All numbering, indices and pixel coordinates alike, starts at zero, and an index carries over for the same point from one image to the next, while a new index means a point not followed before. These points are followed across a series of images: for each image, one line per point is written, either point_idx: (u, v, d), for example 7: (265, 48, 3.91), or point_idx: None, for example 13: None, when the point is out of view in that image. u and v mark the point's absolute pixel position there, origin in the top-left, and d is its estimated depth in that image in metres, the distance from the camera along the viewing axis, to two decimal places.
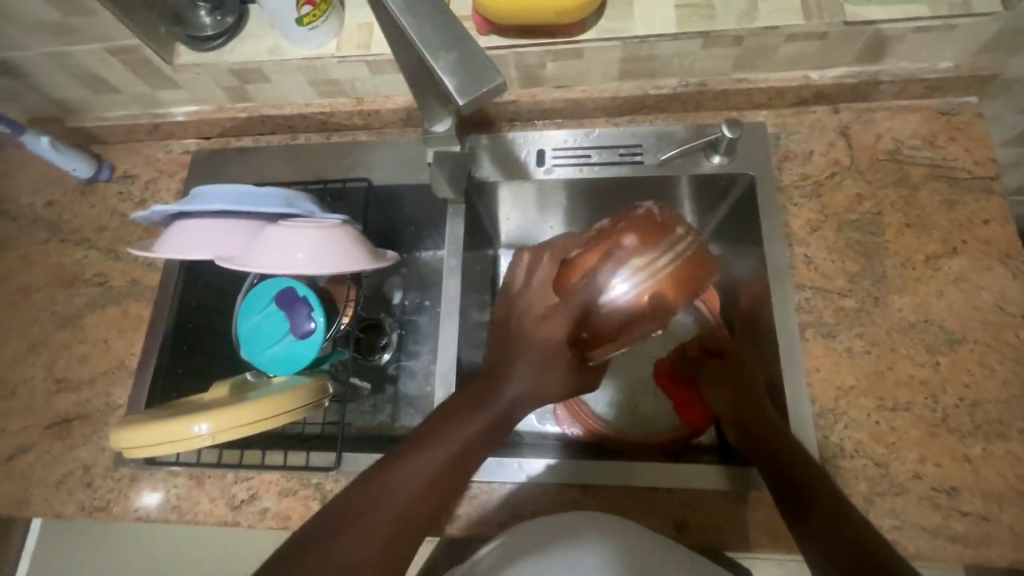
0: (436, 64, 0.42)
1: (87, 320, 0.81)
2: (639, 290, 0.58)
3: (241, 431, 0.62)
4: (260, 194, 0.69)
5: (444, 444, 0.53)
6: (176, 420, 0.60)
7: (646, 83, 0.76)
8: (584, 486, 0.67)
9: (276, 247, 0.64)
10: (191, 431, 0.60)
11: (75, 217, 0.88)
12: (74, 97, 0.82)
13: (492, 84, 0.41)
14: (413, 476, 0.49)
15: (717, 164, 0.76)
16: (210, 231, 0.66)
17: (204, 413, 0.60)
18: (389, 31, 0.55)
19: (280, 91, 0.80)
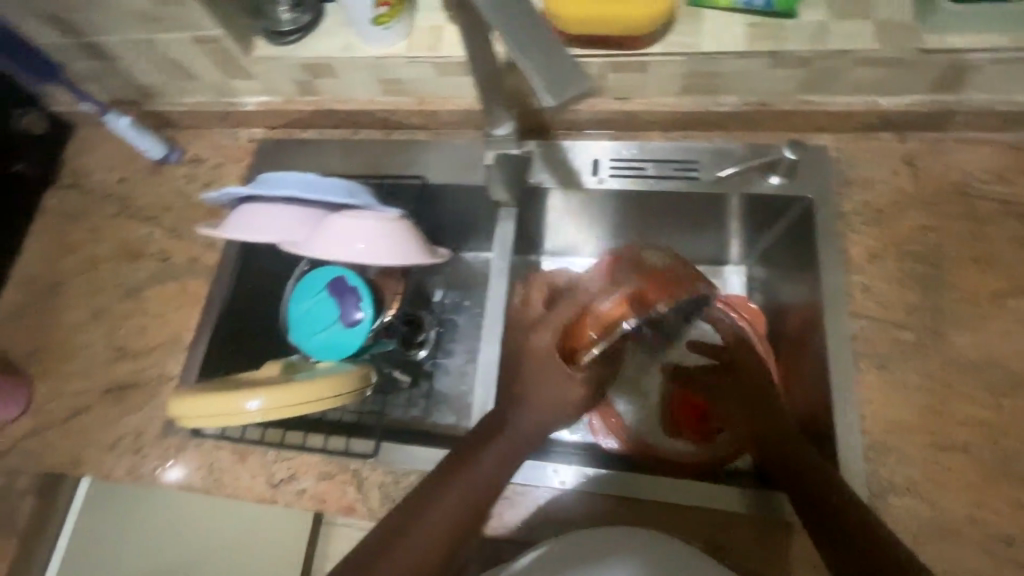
0: (523, 62, 0.43)
1: (147, 293, 0.85)
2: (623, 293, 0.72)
3: (289, 411, 0.64)
4: (323, 182, 0.71)
5: (472, 474, 0.54)
6: (231, 395, 0.63)
7: (708, 99, 0.76)
8: (619, 497, 0.67)
9: (338, 235, 0.67)
10: (243, 407, 0.63)
11: (144, 195, 0.92)
12: (154, 82, 0.87)
13: (579, 86, 0.42)
14: (451, 499, 0.51)
15: (775, 185, 0.75)
16: (275, 216, 0.69)
17: (254, 391, 0.63)
18: (466, 34, 0.57)
19: (347, 87, 0.83)
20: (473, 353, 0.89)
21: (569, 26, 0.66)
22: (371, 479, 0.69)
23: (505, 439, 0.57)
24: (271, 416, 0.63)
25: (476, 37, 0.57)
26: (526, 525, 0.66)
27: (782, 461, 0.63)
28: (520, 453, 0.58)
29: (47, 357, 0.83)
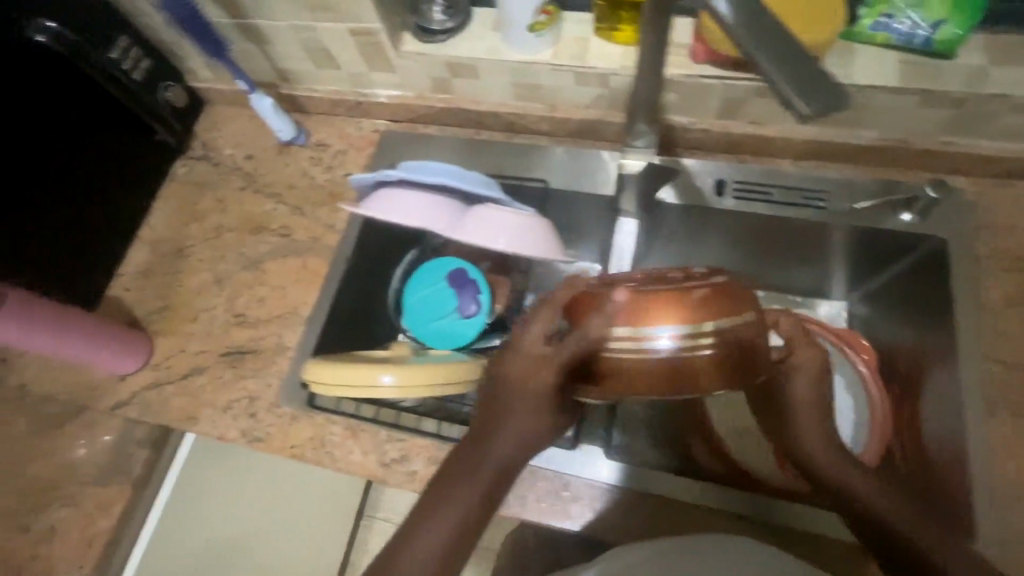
0: (779, 84, 0.39)
1: (268, 265, 0.88)
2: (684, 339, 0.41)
3: (419, 391, 0.66)
4: (469, 175, 0.73)
5: (438, 528, 0.47)
6: (367, 367, 0.66)
7: (845, 132, 0.77)
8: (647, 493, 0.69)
9: (486, 224, 0.69)
10: (378, 380, 0.65)
11: (269, 173, 0.96)
12: (298, 68, 0.91)
13: (831, 102, 0.39)
14: (435, 543, 0.46)
15: (906, 222, 0.75)
16: (416, 199, 0.71)
17: (388, 366, 0.65)
18: (646, 48, 0.59)
19: (483, 88, 0.85)
20: None
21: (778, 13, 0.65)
22: None
23: (478, 475, 0.48)
24: (402, 392, 0.65)
25: (657, 52, 0.59)
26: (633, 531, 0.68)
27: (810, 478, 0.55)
28: (501, 488, 0.49)
29: (170, 316, 0.86)
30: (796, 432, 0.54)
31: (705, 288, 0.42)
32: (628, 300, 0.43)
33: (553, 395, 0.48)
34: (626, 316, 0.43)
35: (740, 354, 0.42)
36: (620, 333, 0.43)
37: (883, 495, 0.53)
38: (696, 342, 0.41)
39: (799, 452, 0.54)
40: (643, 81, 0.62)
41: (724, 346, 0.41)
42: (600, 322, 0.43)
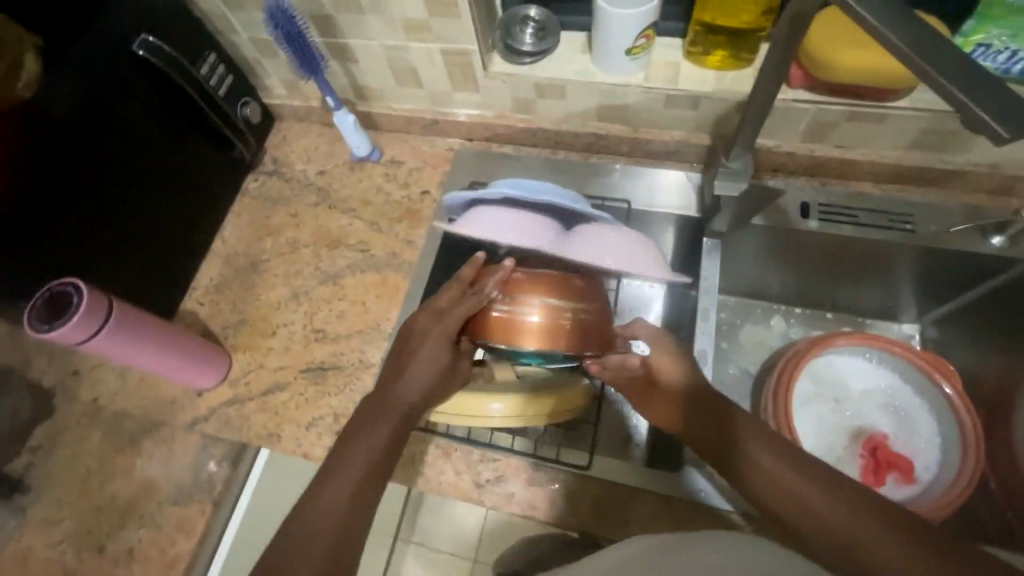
0: (974, 107, 0.38)
1: (347, 280, 0.88)
2: (543, 318, 0.59)
3: (526, 420, 0.66)
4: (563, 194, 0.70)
5: (364, 452, 0.58)
6: (475, 395, 0.65)
7: (932, 156, 0.78)
8: (639, 492, 0.69)
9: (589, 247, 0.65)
10: (487, 408, 0.65)
11: (343, 189, 0.96)
12: (379, 87, 0.93)
13: None
14: (356, 467, 0.57)
15: (996, 245, 0.76)
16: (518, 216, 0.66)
17: (496, 394, 0.65)
18: (766, 72, 0.59)
19: (566, 108, 0.87)
20: None
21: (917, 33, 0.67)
22: (584, 492, 0.69)
23: (388, 414, 0.60)
24: (507, 420, 0.65)
25: (777, 79, 0.60)
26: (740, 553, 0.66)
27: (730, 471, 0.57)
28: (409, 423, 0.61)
29: (247, 331, 0.86)
30: (738, 443, 0.57)
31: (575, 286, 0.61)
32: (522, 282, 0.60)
33: (450, 340, 0.62)
34: (507, 290, 0.60)
35: (589, 340, 0.60)
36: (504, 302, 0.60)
37: (819, 495, 0.52)
38: (557, 314, 0.59)
39: (743, 465, 0.56)
40: (755, 102, 0.63)
41: (576, 319, 0.60)
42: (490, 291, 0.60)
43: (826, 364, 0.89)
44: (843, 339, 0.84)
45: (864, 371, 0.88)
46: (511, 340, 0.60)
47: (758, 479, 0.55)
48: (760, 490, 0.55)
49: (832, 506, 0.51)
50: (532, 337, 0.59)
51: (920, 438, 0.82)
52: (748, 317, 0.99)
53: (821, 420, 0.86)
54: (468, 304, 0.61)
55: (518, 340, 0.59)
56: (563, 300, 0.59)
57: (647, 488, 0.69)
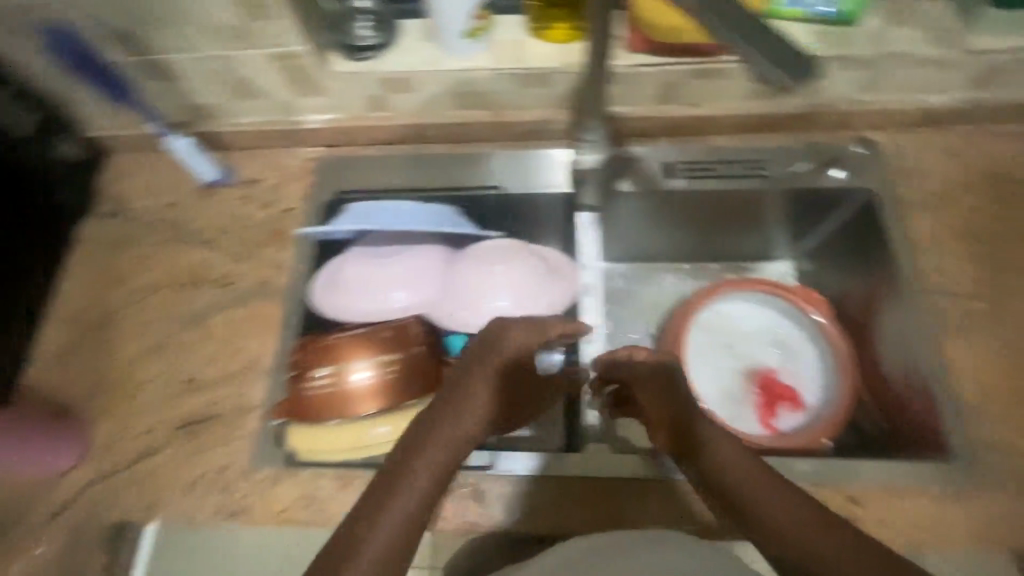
0: (788, 78, 0.49)
1: (216, 319, 0.80)
2: (373, 373, 0.61)
3: None
4: (432, 223, 0.70)
5: (408, 497, 0.47)
6: (358, 422, 0.60)
7: (772, 103, 0.81)
8: (544, 478, 0.68)
9: (480, 293, 0.68)
10: (375, 433, 0.60)
11: (197, 220, 0.87)
12: (214, 103, 0.84)
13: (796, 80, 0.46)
14: (402, 508, 0.46)
15: (836, 178, 0.81)
16: (393, 272, 0.70)
17: (382, 417, 0.60)
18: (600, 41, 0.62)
19: (421, 102, 0.83)
20: None
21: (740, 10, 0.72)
22: (493, 491, 0.67)
23: (447, 439, 0.50)
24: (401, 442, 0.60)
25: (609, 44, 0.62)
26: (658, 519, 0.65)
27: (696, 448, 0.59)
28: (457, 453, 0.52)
29: (106, 396, 0.76)
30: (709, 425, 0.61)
31: (393, 332, 0.63)
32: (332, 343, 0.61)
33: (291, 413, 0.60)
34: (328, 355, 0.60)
35: (421, 376, 0.62)
36: (323, 368, 0.59)
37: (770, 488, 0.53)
38: (383, 370, 0.61)
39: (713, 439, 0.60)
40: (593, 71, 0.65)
41: (406, 366, 0.62)
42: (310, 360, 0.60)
43: (718, 313, 0.93)
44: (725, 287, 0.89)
45: (751, 314, 0.92)
46: (351, 401, 0.60)
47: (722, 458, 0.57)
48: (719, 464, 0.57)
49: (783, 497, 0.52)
50: (366, 401, 0.60)
51: (806, 366, 0.88)
52: (643, 282, 1.00)
53: (717, 366, 0.90)
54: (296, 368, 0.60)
55: (355, 400, 0.60)
56: (385, 351, 0.61)
57: (558, 479, 0.68)
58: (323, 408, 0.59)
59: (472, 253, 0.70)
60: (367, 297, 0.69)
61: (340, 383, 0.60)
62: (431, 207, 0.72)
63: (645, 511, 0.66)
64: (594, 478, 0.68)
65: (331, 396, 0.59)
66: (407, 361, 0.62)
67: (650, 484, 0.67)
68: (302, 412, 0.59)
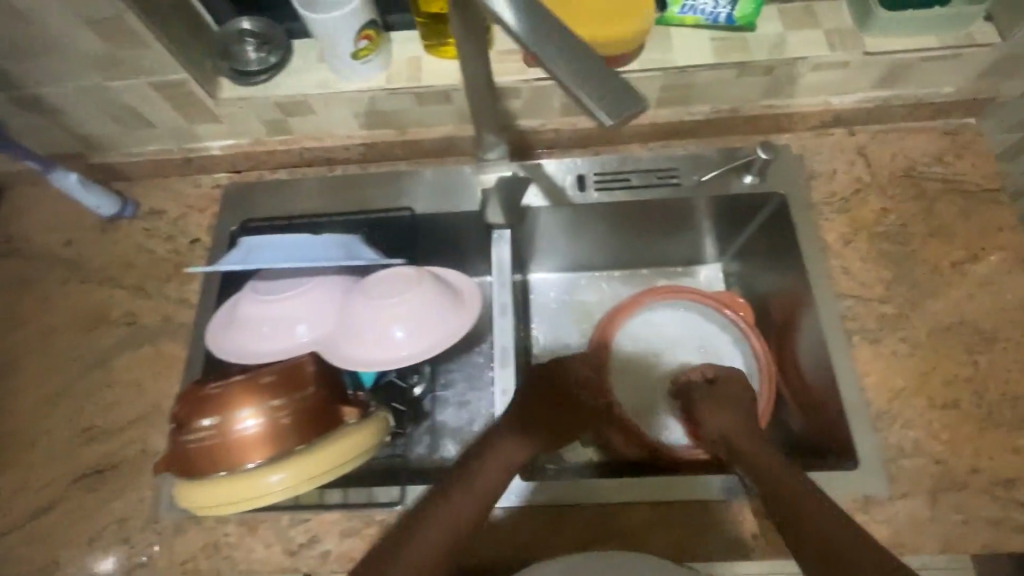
0: (580, 95, 0.42)
1: (117, 361, 0.77)
2: (260, 420, 0.58)
3: (316, 480, 0.59)
4: (326, 256, 0.67)
5: (475, 484, 0.59)
6: (248, 476, 0.57)
7: (681, 110, 0.80)
8: None
9: (378, 325, 0.66)
10: (267, 484, 0.57)
11: (97, 256, 0.84)
12: (105, 133, 0.81)
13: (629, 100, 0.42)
14: (471, 494, 0.58)
15: (748, 184, 0.80)
16: (289, 306, 0.68)
17: (274, 465, 0.57)
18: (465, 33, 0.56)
19: (323, 124, 0.80)
20: (473, 383, 0.93)
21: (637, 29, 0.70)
22: None
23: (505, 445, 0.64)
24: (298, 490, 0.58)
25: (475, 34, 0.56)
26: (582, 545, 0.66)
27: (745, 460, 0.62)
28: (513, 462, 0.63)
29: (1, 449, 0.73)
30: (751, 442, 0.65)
31: (279, 375, 0.60)
32: (216, 391, 0.58)
33: (178, 468, 0.58)
34: (211, 406, 0.57)
35: (314, 418, 0.60)
36: (208, 418, 0.57)
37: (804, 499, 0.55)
38: (275, 416, 0.59)
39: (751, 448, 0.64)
40: (470, 72, 0.60)
41: (296, 409, 0.60)
42: (193, 413, 0.57)
43: (645, 321, 0.91)
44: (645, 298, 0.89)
45: (675, 321, 0.91)
46: (239, 452, 0.57)
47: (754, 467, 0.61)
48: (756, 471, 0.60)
49: (809, 504, 0.54)
50: (257, 451, 0.58)
51: None
52: (573, 292, 0.98)
53: (643, 376, 0.90)
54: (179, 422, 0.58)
55: (243, 451, 0.57)
56: (273, 396, 0.59)
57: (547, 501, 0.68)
58: (210, 461, 0.57)
59: (370, 283, 0.68)
60: (263, 332, 0.67)
61: (225, 434, 0.57)
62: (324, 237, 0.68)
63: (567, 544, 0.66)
64: (528, 508, 0.67)
65: (217, 448, 0.57)
66: (299, 405, 0.60)
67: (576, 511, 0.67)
68: (189, 466, 0.57)
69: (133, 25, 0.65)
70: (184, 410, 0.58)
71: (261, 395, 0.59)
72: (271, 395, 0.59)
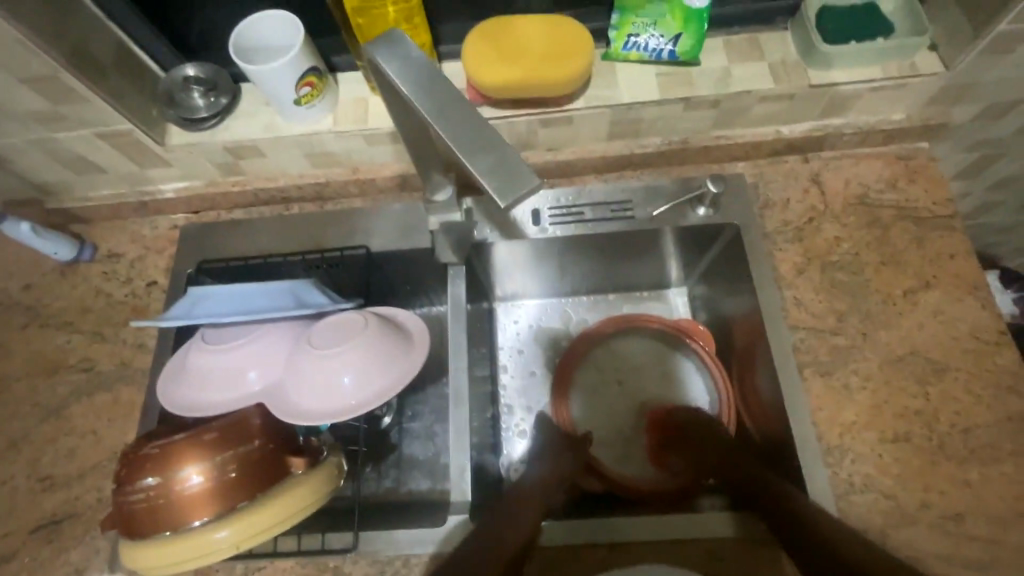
0: (471, 166, 0.43)
1: (74, 409, 0.77)
2: (203, 477, 0.57)
3: (264, 534, 0.59)
4: (274, 305, 0.67)
5: (531, 495, 0.66)
6: (193, 533, 0.57)
7: (632, 142, 0.81)
8: (405, 559, 0.66)
9: (323, 374, 0.64)
10: (212, 540, 0.57)
11: (55, 301, 0.84)
12: (60, 180, 0.81)
13: (527, 182, 0.42)
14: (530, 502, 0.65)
15: (703, 215, 0.79)
16: (236, 356, 0.66)
17: (219, 521, 0.57)
18: (387, 92, 0.56)
19: (275, 164, 0.81)
20: (442, 415, 0.87)
21: (582, 64, 0.70)
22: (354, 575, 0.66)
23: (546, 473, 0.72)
24: (243, 546, 0.58)
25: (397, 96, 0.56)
26: None
27: (748, 487, 0.64)
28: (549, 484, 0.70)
29: None
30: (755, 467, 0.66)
31: (222, 430, 0.60)
32: (159, 448, 0.58)
33: (125, 527, 0.58)
34: (155, 463, 0.57)
35: (261, 471, 0.60)
36: (150, 477, 0.57)
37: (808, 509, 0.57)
38: (219, 471, 0.58)
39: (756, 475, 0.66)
40: (398, 120, 0.59)
41: (240, 464, 0.59)
42: (136, 471, 0.57)
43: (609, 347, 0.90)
44: (608, 325, 0.88)
45: (639, 346, 0.90)
46: (183, 509, 0.57)
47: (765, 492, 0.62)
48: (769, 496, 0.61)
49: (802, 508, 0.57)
50: (202, 508, 0.57)
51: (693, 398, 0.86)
52: (540, 320, 0.94)
53: (606, 403, 0.87)
54: (124, 480, 0.58)
55: (187, 508, 0.57)
56: (218, 451, 0.59)
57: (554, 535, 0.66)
58: (154, 519, 0.57)
59: (317, 331, 0.67)
60: (212, 383, 0.65)
61: (168, 492, 0.57)
62: (278, 284, 0.69)
63: None
64: (542, 548, 0.65)
65: (158, 507, 0.57)
66: (243, 458, 0.59)
67: (563, 550, 0.65)
68: (133, 526, 0.57)
69: (68, 81, 0.66)
70: (127, 469, 0.58)
71: (204, 451, 0.58)
72: (215, 451, 0.59)
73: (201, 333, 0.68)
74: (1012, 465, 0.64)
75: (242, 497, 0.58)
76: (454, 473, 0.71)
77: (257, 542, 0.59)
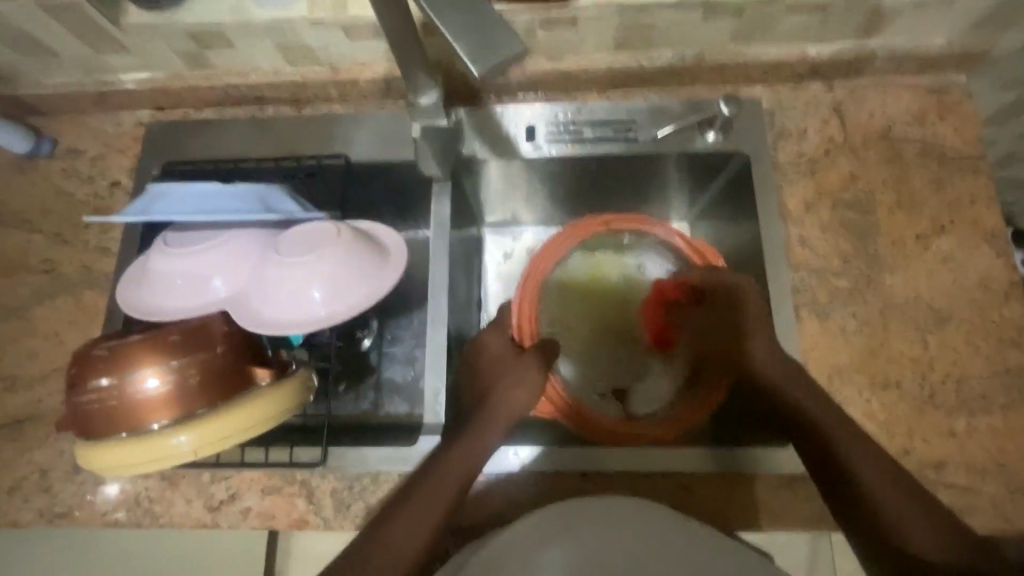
0: (444, 28, 0.41)
1: (35, 310, 0.74)
2: (161, 381, 0.55)
3: (230, 441, 0.57)
4: (237, 206, 0.62)
5: (466, 455, 0.59)
6: (151, 436, 0.55)
7: (641, 55, 0.73)
8: (374, 476, 0.65)
9: (290, 284, 0.60)
10: (172, 446, 0.55)
11: (11, 197, 0.78)
12: (9, 61, 0.74)
13: (507, 48, 0.41)
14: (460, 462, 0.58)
15: (711, 141, 0.73)
16: (201, 261, 0.62)
17: (179, 425, 0.55)
18: None
19: (247, 57, 0.74)
20: (422, 339, 0.84)
21: None
22: (322, 488, 0.65)
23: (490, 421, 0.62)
24: (200, 453, 0.56)
25: None
26: (522, 504, 0.63)
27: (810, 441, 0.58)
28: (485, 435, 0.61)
29: None
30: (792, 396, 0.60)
31: (185, 334, 0.57)
32: (112, 349, 0.55)
33: (82, 429, 0.56)
34: (108, 365, 0.54)
35: (223, 378, 0.57)
36: (103, 378, 0.54)
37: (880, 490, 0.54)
38: (178, 376, 0.55)
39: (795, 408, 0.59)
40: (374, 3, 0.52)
41: (201, 370, 0.56)
42: (88, 372, 0.55)
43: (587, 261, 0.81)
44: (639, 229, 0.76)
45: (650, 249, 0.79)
46: (140, 412, 0.55)
47: (805, 440, 0.58)
48: (809, 445, 0.58)
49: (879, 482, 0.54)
50: (162, 411, 0.55)
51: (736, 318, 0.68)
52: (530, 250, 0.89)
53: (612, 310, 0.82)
54: (77, 381, 0.55)
55: (144, 411, 0.55)
56: (176, 355, 0.56)
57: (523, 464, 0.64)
58: (110, 421, 0.55)
59: (286, 238, 0.62)
60: (176, 288, 0.62)
61: (123, 394, 0.54)
62: (245, 186, 0.64)
63: (506, 514, 0.63)
64: (506, 478, 0.64)
65: (113, 409, 0.54)
66: (205, 364, 0.57)
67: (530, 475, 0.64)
68: (87, 427, 0.55)
69: None
70: (79, 369, 0.55)
71: (162, 355, 0.55)
72: (173, 355, 0.56)
73: (166, 234, 0.64)
74: (1002, 417, 0.62)
75: (205, 403, 0.56)
76: (429, 395, 0.69)
77: (223, 448, 0.57)
